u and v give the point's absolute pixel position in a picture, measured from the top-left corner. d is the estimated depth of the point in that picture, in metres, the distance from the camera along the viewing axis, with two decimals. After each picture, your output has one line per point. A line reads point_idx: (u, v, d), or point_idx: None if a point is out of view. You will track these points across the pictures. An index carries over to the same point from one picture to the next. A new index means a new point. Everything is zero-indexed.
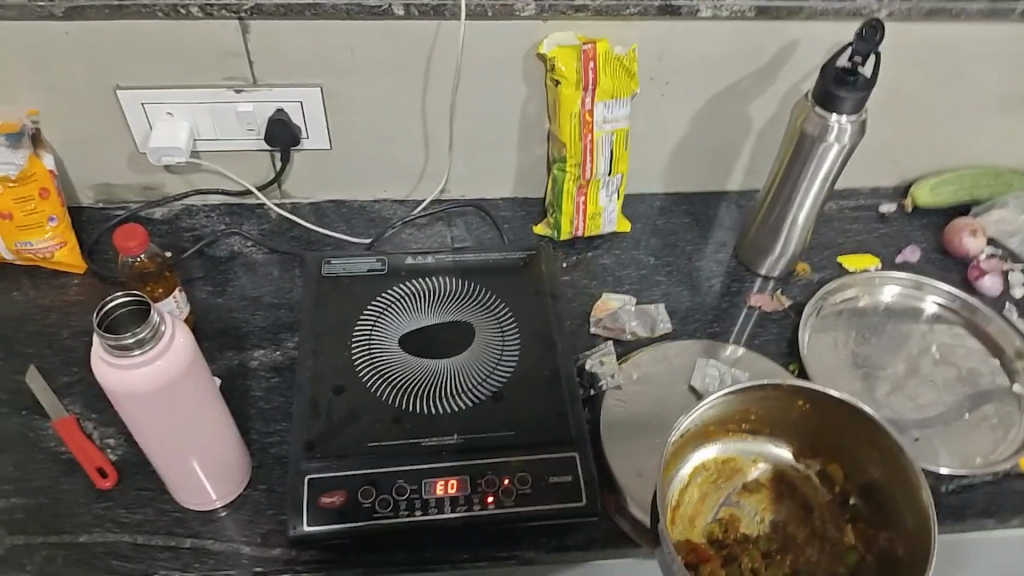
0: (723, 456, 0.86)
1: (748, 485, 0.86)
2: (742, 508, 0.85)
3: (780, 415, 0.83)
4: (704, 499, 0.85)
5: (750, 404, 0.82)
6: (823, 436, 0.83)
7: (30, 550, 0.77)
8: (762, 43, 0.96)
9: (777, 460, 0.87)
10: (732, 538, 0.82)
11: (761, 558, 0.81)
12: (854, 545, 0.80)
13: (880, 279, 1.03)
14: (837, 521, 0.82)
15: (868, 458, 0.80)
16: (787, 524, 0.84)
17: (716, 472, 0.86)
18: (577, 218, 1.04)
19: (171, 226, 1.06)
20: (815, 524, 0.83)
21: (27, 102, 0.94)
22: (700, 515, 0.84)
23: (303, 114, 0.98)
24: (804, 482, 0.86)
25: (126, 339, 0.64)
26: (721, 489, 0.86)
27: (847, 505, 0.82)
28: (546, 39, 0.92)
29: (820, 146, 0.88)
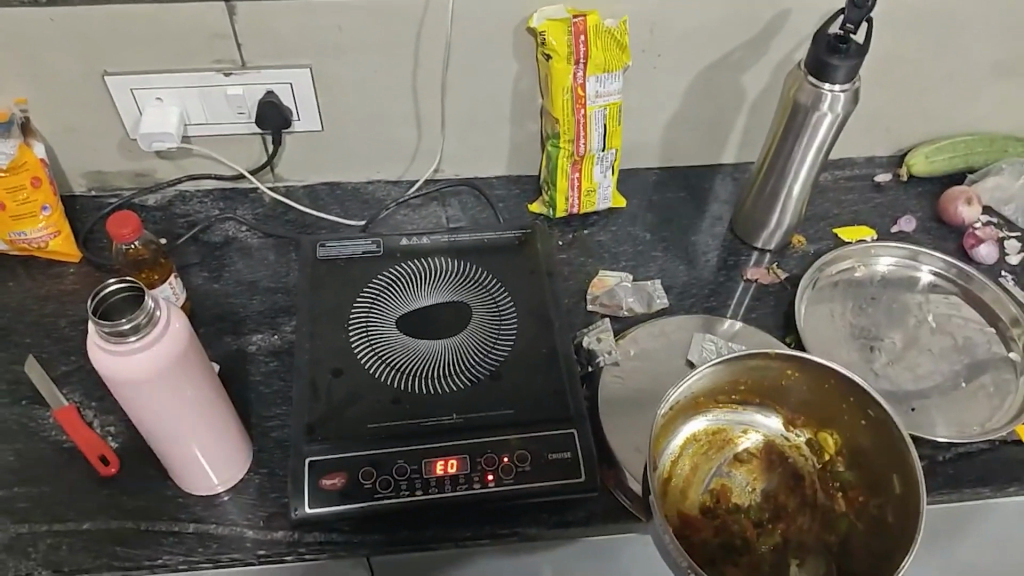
0: (713, 427, 0.87)
1: (739, 455, 0.87)
2: (733, 479, 0.86)
3: (769, 385, 0.84)
4: (694, 471, 0.85)
5: (739, 375, 0.82)
6: (813, 405, 0.84)
7: (35, 539, 0.78)
8: (754, 13, 0.95)
9: (767, 430, 0.87)
10: (724, 508, 0.83)
11: (753, 527, 0.82)
12: (844, 512, 0.81)
13: (877, 249, 1.03)
14: (828, 489, 0.83)
15: (857, 426, 0.81)
16: (778, 493, 0.85)
17: (706, 444, 0.87)
18: (572, 195, 1.04)
19: (165, 212, 1.05)
20: (806, 493, 0.84)
21: (15, 90, 0.94)
22: (691, 487, 0.85)
23: (293, 96, 0.97)
24: (795, 452, 0.87)
25: (121, 326, 0.64)
26: (713, 460, 0.86)
27: (837, 474, 0.83)
28: (536, 14, 0.91)
29: (813, 116, 0.87)
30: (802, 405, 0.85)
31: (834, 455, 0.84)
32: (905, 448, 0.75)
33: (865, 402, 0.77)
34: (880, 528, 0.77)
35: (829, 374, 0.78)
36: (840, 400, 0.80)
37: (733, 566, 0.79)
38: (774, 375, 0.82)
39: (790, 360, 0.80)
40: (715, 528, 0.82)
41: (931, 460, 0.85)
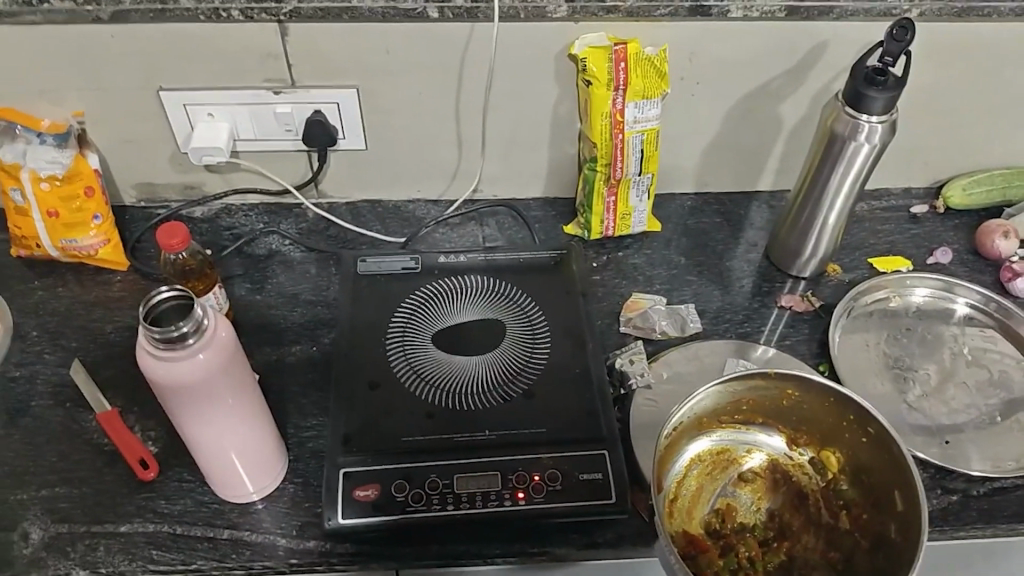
0: (717, 447, 0.87)
1: (743, 475, 0.86)
2: (738, 498, 0.85)
3: (772, 404, 0.85)
4: (698, 492, 0.85)
5: (742, 396, 0.84)
6: (814, 422, 0.85)
7: (74, 538, 0.80)
8: (793, 44, 0.96)
9: (771, 449, 0.88)
10: (728, 528, 0.83)
11: (758, 546, 0.82)
12: (849, 530, 0.81)
13: (911, 280, 1.02)
14: (832, 508, 0.83)
15: (857, 443, 0.82)
16: (783, 512, 0.84)
17: (711, 464, 0.87)
18: (607, 218, 1.05)
19: (211, 225, 1.08)
20: (810, 511, 0.84)
21: (72, 104, 0.97)
22: (696, 507, 0.84)
23: (340, 115, 1.00)
24: (798, 471, 0.87)
25: (172, 333, 0.66)
26: (718, 480, 0.86)
27: (840, 492, 0.84)
28: (577, 41, 0.93)
29: (850, 146, 0.88)
30: (805, 422, 0.86)
31: (837, 472, 0.85)
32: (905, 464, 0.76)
33: (865, 420, 0.79)
34: (883, 543, 0.77)
35: (829, 392, 0.80)
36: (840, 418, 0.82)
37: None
38: (775, 395, 0.83)
39: (788, 379, 0.81)
40: (719, 547, 0.81)
41: (964, 493, 0.84)
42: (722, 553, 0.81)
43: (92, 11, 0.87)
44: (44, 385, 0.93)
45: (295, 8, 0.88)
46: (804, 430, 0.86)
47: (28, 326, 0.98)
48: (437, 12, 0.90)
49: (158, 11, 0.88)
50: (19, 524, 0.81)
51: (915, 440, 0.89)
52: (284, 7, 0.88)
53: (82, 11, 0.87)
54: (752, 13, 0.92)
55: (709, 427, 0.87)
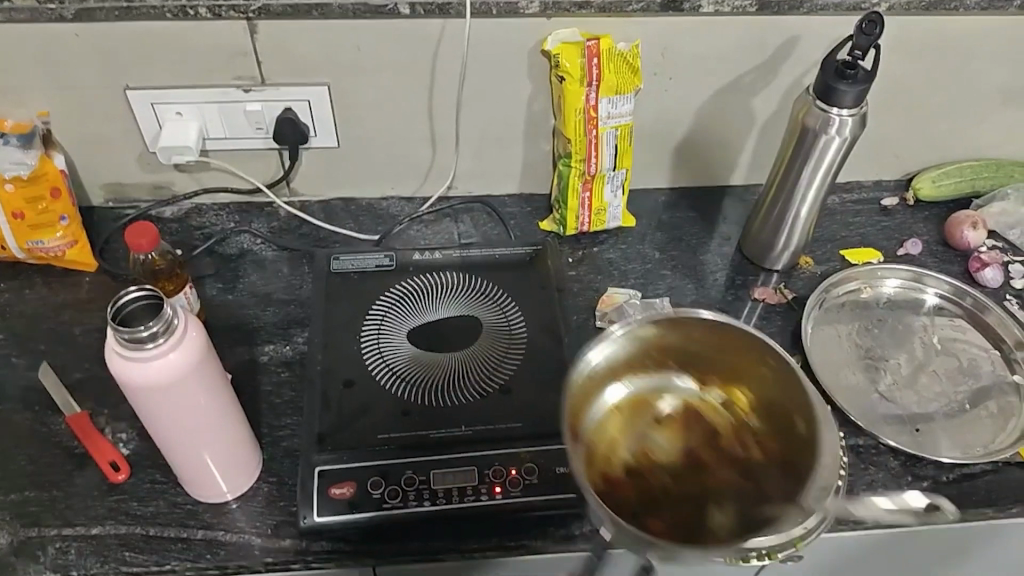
0: (629, 396, 0.82)
1: (656, 420, 0.81)
2: (654, 443, 0.79)
3: (676, 347, 0.82)
4: (615, 436, 0.78)
5: (647, 338, 0.81)
6: (717, 364, 0.82)
7: (45, 542, 0.79)
8: (763, 38, 0.97)
9: (681, 391, 0.83)
10: (646, 467, 0.76)
11: (674, 483, 0.75)
12: (768, 463, 0.76)
13: (883, 271, 1.03)
14: (746, 443, 0.78)
15: (766, 378, 0.79)
16: (698, 453, 0.79)
17: (626, 412, 0.81)
18: (582, 214, 1.05)
19: (181, 224, 1.07)
20: (724, 450, 0.79)
21: (38, 104, 0.96)
22: (614, 451, 0.77)
23: (311, 113, 0.99)
24: (712, 414, 0.82)
25: (141, 333, 0.65)
26: (634, 426, 0.80)
27: (754, 428, 0.79)
28: (550, 36, 0.94)
29: (821, 138, 0.90)
30: (715, 361, 0.82)
31: (748, 408, 0.80)
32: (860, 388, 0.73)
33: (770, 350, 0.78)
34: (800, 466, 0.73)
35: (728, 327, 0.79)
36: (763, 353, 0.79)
37: (658, 522, 0.70)
38: (679, 336, 0.81)
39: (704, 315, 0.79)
40: (636, 484, 0.74)
41: (934, 480, 0.85)
42: (641, 492, 0.73)
43: (55, 9, 0.86)
44: (12, 389, 0.91)
45: (263, 5, 0.87)
46: (712, 370, 0.83)
47: None
48: (407, 9, 0.89)
49: (124, 9, 0.87)
50: None
51: (885, 427, 0.90)
52: (253, 4, 0.87)
53: (45, 9, 0.86)
54: (722, 8, 0.92)
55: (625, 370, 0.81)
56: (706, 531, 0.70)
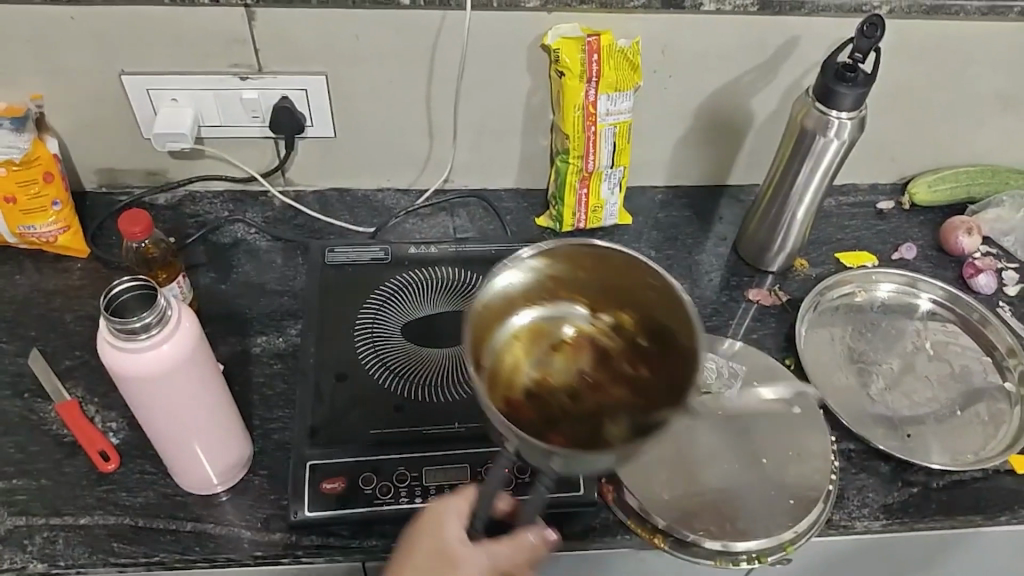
0: (536, 324, 0.73)
1: (565, 349, 0.72)
2: (553, 371, 0.70)
3: (596, 269, 0.72)
4: (519, 352, 0.70)
5: (562, 259, 0.71)
6: (613, 288, 0.73)
7: (33, 531, 0.79)
8: (764, 39, 0.97)
9: (570, 317, 0.74)
10: (544, 390, 0.68)
11: (574, 405, 0.67)
12: (642, 392, 0.67)
13: (877, 276, 1.04)
14: (628, 369, 0.70)
15: (647, 301, 0.71)
16: (586, 384, 0.70)
17: (534, 341, 0.72)
18: (579, 210, 1.05)
19: (174, 212, 1.06)
20: (615, 378, 0.70)
21: (32, 87, 0.94)
22: (517, 379, 0.68)
23: (308, 102, 0.98)
24: (599, 341, 0.73)
25: (133, 323, 0.64)
26: (540, 356, 0.71)
27: (640, 344, 0.71)
28: (550, 31, 0.93)
29: (820, 141, 0.90)
30: (601, 286, 0.73)
31: (635, 329, 0.72)
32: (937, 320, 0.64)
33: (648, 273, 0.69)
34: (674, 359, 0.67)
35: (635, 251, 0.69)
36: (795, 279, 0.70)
37: (559, 436, 0.62)
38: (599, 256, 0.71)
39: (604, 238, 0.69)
40: (538, 404, 0.67)
41: (925, 486, 0.87)
42: (541, 412, 0.66)
43: None
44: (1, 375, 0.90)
45: None
46: (606, 301, 0.74)
47: None
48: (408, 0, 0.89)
49: None
50: None
51: (875, 432, 0.90)
52: None
53: None
54: (724, 7, 0.92)
55: (534, 294, 0.73)
56: (598, 439, 0.62)
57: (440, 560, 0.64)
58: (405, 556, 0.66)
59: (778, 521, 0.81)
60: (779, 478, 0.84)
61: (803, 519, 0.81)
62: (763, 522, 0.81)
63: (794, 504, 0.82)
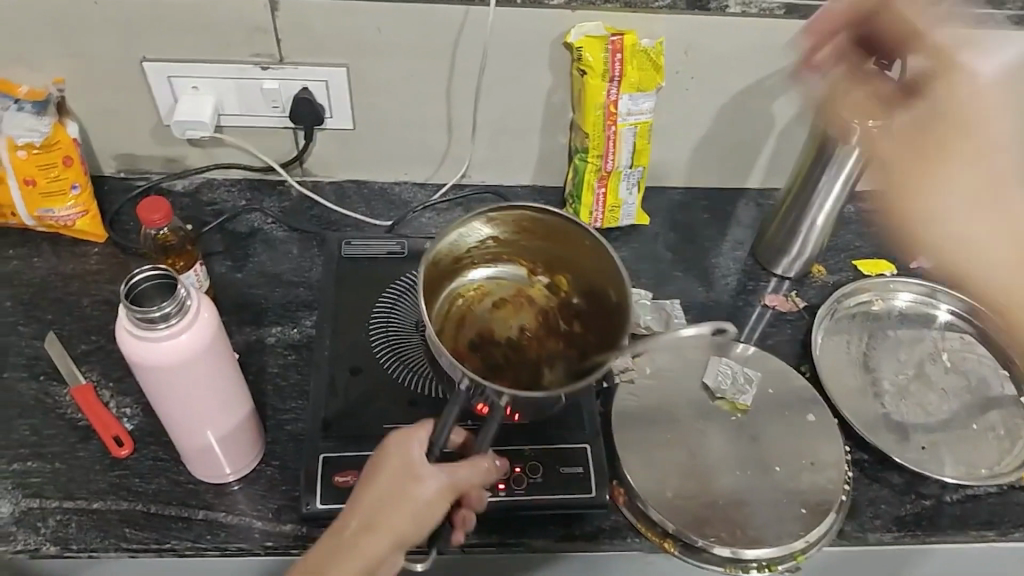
0: (476, 285, 0.90)
1: (500, 304, 0.90)
2: (495, 324, 0.89)
3: (520, 237, 0.88)
4: (469, 307, 0.89)
5: (495, 227, 0.86)
6: (545, 249, 0.88)
7: (46, 514, 0.79)
8: (789, 42, 0.96)
9: (513, 278, 0.91)
10: (488, 342, 0.86)
11: (515, 353, 0.85)
12: (579, 334, 0.86)
13: (897, 285, 1.03)
14: (565, 318, 0.88)
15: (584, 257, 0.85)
16: (526, 330, 0.88)
17: (473, 299, 0.90)
18: (596, 209, 1.05)
19: (192, 199, 1.06)
20: (551, 323, 0.88)
21: (53, 70, 0.95)
22: (461, 331, 0.87)
23: (328, 93, 0.98)
24: (536, 296, 0.91)
25: (153, 313, 0.65)
26: (477, 311, 0.89)
27: (573, 304, 0.88)
28: (574, 29, 0.92)
29: (843, 148, 0.92)
30: (534, 249, 0.89)
31: (569, 287, 0.89)
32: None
33: (581, 233, 0.83)
34: (608, 319, 0.83)
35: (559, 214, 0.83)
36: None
37: (503, 379, 0.81)
38: (524, 220, 0.85)
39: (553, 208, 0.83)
40: (486, 352, 0.85)
41: (938, 498, 0.87)
42: (488, 359, 0.84)
43: None
44: (17, 357, 0.91)
45: None
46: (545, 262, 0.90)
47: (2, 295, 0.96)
48: None
49: None
50: None
51: (888, 441, 0.90)
52: None
53: None
54: (750, 9, 0.92)
55: (482, 258, 0.89)
56: (539, 383, 0.81)
57: (402, 474, 0.67)
58: (368, 478, 0.69)
59: (789, 529, 0.81)
60: (790, 486, 0.84)
61: (814, 528, 0.81)
62: (774, 529, 0.81)
63: (805, 512, 0.82)
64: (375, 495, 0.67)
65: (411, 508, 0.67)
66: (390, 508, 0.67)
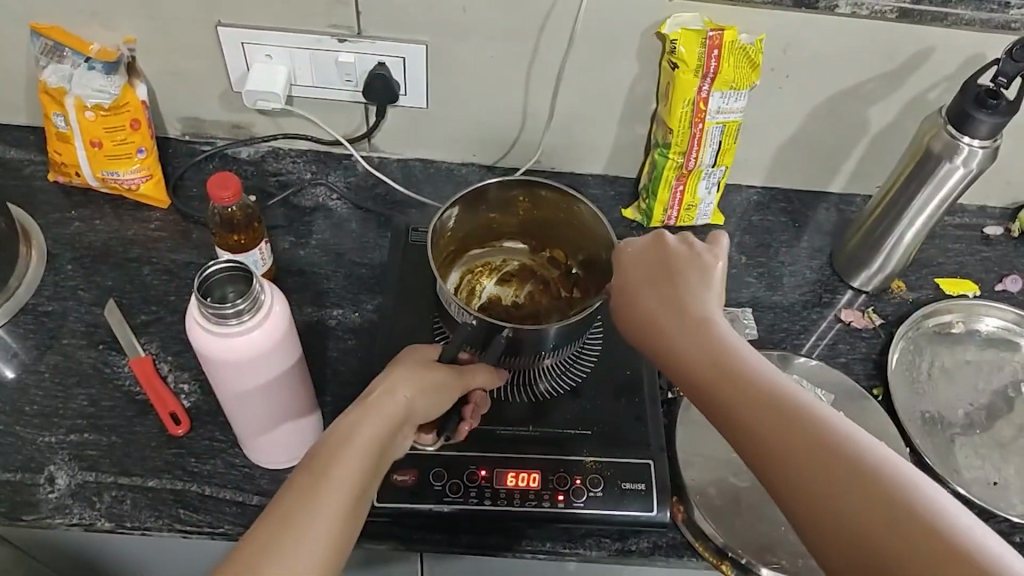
0: (481, 262, 0.98)
1: (505, 278, 0.97)
2: (502, 293, 0.96)
3: (515, 218, 0.93)
4: (476, 279, 0.97)
5: (488, 213, 0.91)
6: (544, 227, 0.94)
7: (101, 489, 0.79)
8: (894, 46, 0.90)
9: (518, 254, 0.98)
10: (497, 308, 0.95)
11: (522, 316, 0.94)
12: (577, 298, 0.93)
13: (983, 307, 0.98)
14: (566, 286, 0.95)
15: (575, 228, 0.90)
16: (530, 298, 0.96)
17: (479, 274, 0.97)
18: (671, 207, 1.01)
19: (257, 168, 1.04)
20: (553, 291, 0.96)
21: (125, 29, 0.92)
22: (473, 302, 0.95)
23: (405, 70, 0.94)
24: (541, 268, 0.98)
25: (227, 310, 0.63)
26: (484, 285, 0.97)
27: (572, 272, 0.95)
28: (669, 19, 0.87)
29: (944, 166, 0.85)
30: (530, 225, 0.94)
31: (567, 258, 0.95)
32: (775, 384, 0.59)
33: (566, 204, 0.87)
34: (600, 279, 0.89)
35: (544, 189, 0.87)
36: (631, 275, 0.70)
37: None
38: (514, 200, 0.90)
39: (549, 185, 0.87)
40: (493, 316, 0.94)
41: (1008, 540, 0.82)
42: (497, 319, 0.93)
43: None
44: (76, 323, 0.90)
45: None
46: (542, 238, 0.96)
47: (63, 258, 0.95)
48: None
49: None
50: (46, 468, 0.80)
51: (962, 475, 0.86)
52: None
53: None
54: (861, 12, 0.85)
55: (484, 238, 0.96)
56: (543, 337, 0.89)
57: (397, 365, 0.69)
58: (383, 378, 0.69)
59: None
60: None
61: None
62: None
63: None
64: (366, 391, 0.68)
65: (416, 392, 0.67)
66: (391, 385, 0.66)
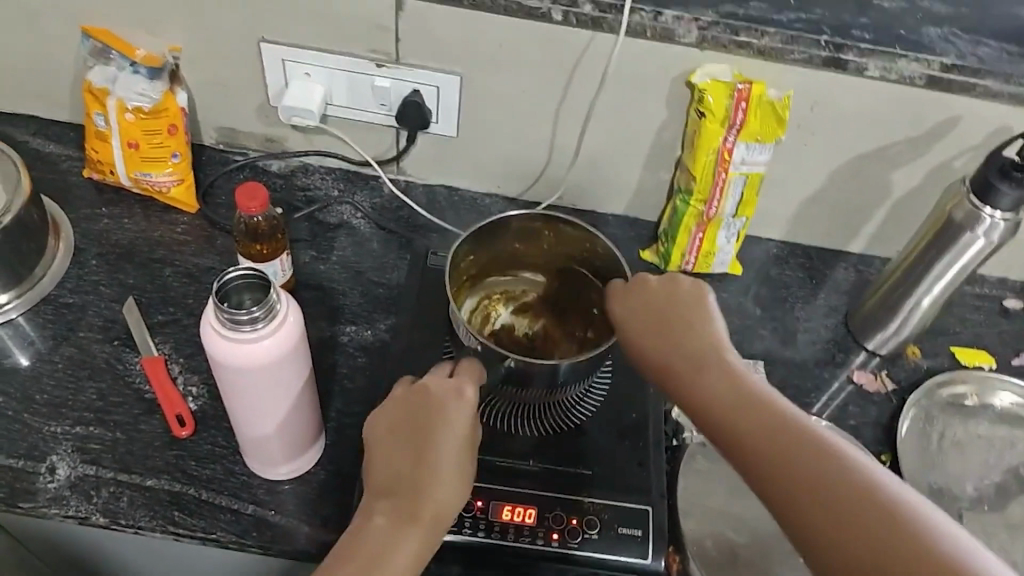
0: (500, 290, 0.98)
1: (522, 307, 0.97)
2: (517, 322, 0.96)
3: (536, 250, 0.94)
4: (493, 305, 0.97)
5: (509, 241, 0.92)
6: (563, 262, 0.94)
7: (99, 484, 0.80)
8: (920, 112, 0.90)
9: (536, 287, 0.98)
10: (510, 337, 0.95)
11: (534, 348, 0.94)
12: (590, 337, 0.93)
13: (997, 381, 0.97)
14: (582, 324, 0.95)
15: (593, 265, 0.91)
16: (545, 331, 0.96)
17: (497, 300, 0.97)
18: (689, 253, 1.01)
19: (286, 181, 1.06)
20: (569, 327, 0.95)
21: (170, 37, 0.94)
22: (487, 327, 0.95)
23: (438, 99, 0.96)
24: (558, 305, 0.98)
25: (241, 316, 0.64)
26: (500, 311, 0.97)
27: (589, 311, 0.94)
28: (699, 69, 0.88)
29: (965, 235, 0.85)
30: (550, 260, 0.95)
31: (585, 297, 0.95)
32: (797, 424, 0.62)
33: (586, 239, 0.88)
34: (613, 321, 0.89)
35: (565, 223, 0.88)
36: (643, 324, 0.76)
37: None
38: (535, 231, 0.90)
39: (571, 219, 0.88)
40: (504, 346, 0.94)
41: None
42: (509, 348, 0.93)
43: None
44: (94, 318, 0.91)
45: None
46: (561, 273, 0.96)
47: (89, 253, 0.97)
48: (561, 15, 0.85)
49: None
50: (48, 458, 0.81)
51: None
52: None
53: None
54: (889, 75, 0.86)
55: (504, 267, 0.96)
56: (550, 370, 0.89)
57: (438, 403, 0.72)
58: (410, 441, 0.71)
59: None
60: None
61: None
62: None
63: None
64: (406, 433, 0.71)
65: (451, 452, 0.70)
66: (430, 433, 0.70)
